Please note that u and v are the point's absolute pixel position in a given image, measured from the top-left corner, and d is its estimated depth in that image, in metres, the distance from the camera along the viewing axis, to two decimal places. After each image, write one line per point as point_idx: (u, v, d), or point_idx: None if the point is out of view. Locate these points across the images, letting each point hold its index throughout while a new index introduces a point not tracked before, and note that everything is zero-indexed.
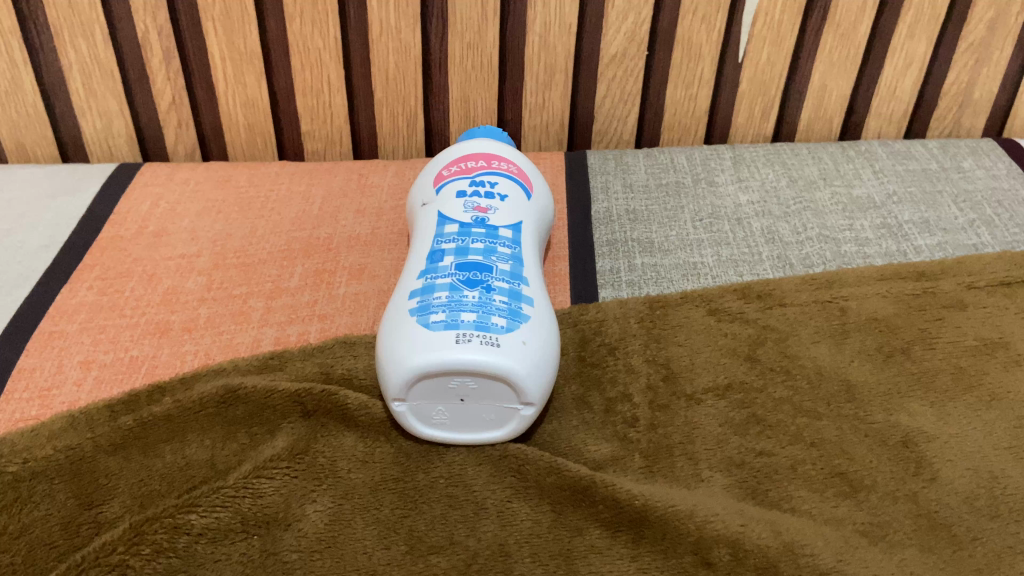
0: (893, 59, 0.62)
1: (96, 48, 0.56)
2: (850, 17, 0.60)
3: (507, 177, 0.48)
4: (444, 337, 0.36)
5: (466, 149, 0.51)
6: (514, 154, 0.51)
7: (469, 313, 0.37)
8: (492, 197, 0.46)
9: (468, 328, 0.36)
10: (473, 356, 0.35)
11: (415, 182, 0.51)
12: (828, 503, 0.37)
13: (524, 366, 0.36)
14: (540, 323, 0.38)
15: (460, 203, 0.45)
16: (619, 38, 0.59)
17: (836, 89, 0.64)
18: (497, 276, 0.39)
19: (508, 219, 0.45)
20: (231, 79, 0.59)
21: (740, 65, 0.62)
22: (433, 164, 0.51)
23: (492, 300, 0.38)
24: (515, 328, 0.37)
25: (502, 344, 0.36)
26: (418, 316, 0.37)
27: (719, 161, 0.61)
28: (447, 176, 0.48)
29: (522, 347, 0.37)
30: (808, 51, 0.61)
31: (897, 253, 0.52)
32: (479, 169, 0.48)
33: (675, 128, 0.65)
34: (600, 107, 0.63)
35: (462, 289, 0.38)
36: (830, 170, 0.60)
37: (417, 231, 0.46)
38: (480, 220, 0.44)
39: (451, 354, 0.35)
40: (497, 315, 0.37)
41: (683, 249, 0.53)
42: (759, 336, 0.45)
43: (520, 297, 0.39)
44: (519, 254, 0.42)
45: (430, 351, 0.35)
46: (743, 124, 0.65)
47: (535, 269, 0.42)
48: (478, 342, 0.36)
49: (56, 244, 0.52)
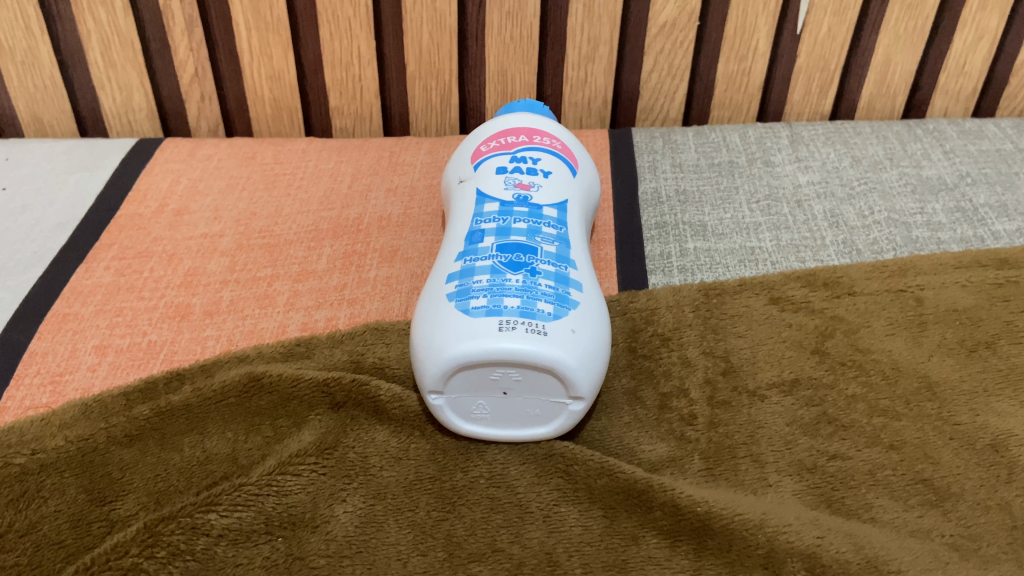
0: (963, 32, 0.58)
1: (116, 17, 0.53)
2: None
3: (551, 154, 0.44)
4: (485, 324, 0.32)
5: (504, 123, 0.47)
6: (558, 129, 0.48)
7: (514, 299, 0.33)
8: (535, 174, 0.42)
9: (512, 314, 0.33)
10: (518, 345, 0.32)
11: (450, 160, 0.48)
12: (912, 513, 0.33)
13: (574, 357, 0.33)
14: (591, 311, 0.35)
15: (501, 180, 0.42)
16: (669, 6, 0.56)
17: (901, 64, 0.59)
18: (543, 258, 0.36)
19: (552, 198, 0.41)
20: (257, 50, 0.56)
21: (798, 37, 0.58)
22: (468, 140, 0.47)
23: (538, 284, 0.34)
24: (563, 316, 0.33)
25: (550, 332, 0.33)
26: (458, 301, 0.34)
27: (774, 140, 0.57)
28: (486, 152, 0.45)
29: (571, 337, 0.33)
30: (873, 22, 0.57)
31: (974, 239, 0.48)
32: (520, 144, 0.44)
33: (725, 105, 0.61)
34: (646, 82, 0.60)
35: (505, 272, 0.35)
36: (896, 151, 0.55)
37: (454, 210, 0.42)
38: (523, 198, 0.40)
39: (494, 343, 0.32)
40: (544, 301, 0.34)
41: (739, 232, 0.49)
42: (827, 328, 0.41)
43: (567, 282, 0.35)
44: (566, 236, 0.39)
45: (472, 340, 0.32)
46: (799, 101, 0.61)
47: (583, 254, 0.39)
48: (523, 330, 0.32)
49: (72, 222, 0.49)
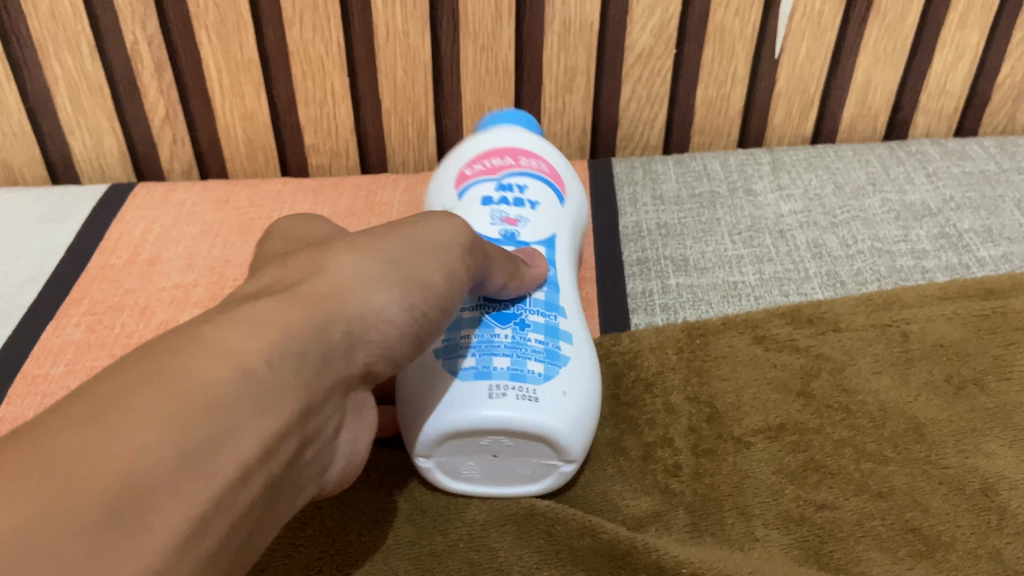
0: (943, 51, 0.57)
1: (83, 63, 0.53)
2: (897, 7, 0.55)
3: (537, 178, 0.43)
4: (474, 392, 0.31)
5: (487, 140, 0.45)
6: (545, 145, 0.46)
7: (504, 361, 0.32)
8: (522, 205, 0.41)
9: (502, 379, 0.32)
10: (509, 414, 0.31)
11: (434, 176, 0.46)
12: (902, 566, 0.32)
13: (566, 423, 0.32)
14: (582, 365, 0.34)
15: (487, 214, 0.41)
16: (645, 35, 0.55)
17: (881, 84, 0.59)
18: (532, 308, 0.35)
19: (539, 232, 0.41)
20: (228, 91, 0.55)
21: (776, 62, 0.57)
22: (451, 159, 0.46)
23: (527, 341, 0.34)
24: (553, 376, 0.32)
25: (541, 397, 0.32)
26: (445, 361, 0.33)
27: (756, 167, 0.56)
28: (471, 176, 0.43)
29: (563, 399, 0.32)
30: (851, 44, 0.57)
31: (959, 267, 0.47)
32: (505, 168, 0.43)
33: (705, 130, 0.60)
34: (624, 111, 0.59)
35: (494, 327, 0.34)
36: (879, 174, 0.54)
37: None
38: (509, 237, 0.40)
39: (484, 412, 0.31)
40: (534, 360, 0.33)
41: (721, 266, 0.48)
42: (812, 367, 0.41)
43: (557, 334, 0.35)
44: (555, 278, 0.38)
45: (461, 410, 0.31)
46: (779, 124, 0.60)
47: (572, 295, 0.38)
48: (514, 397, 0.31)
49: (42, 276, 0.48)
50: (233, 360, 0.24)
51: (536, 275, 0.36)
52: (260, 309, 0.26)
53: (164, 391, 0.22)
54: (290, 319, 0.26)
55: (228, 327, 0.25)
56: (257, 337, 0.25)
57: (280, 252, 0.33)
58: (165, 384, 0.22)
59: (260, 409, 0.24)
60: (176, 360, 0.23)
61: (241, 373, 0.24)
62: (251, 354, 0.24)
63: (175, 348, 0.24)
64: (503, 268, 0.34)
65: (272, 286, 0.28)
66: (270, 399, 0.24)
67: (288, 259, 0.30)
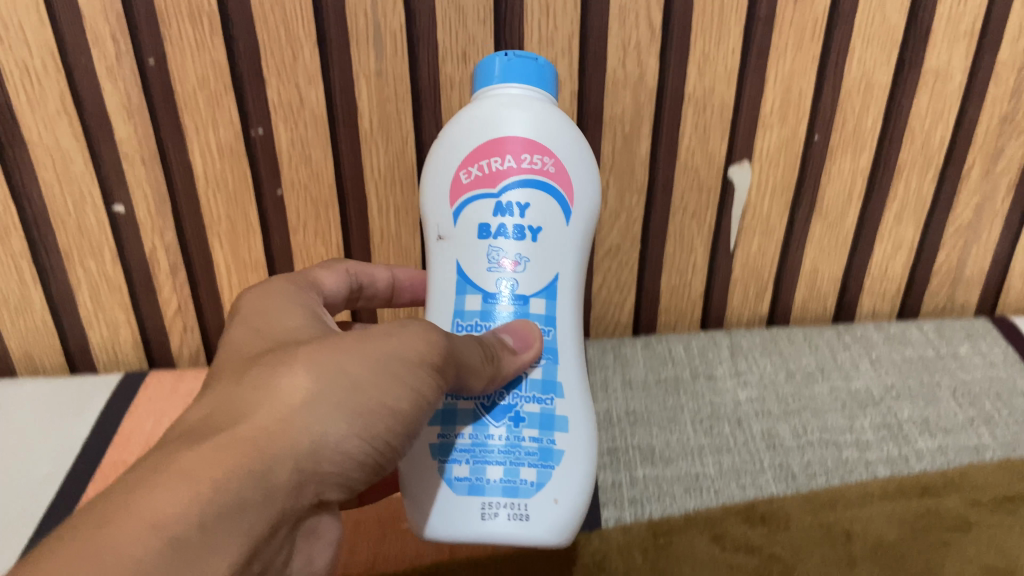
0: (882, 244, 0.64)
1: (105, 267, 0.58)
2: (837, 208, 0.62)
3: (541, 187, 0.38)
4: (467, 512, 0.34)
5: (488, 122, 0.38)
6: (557, 120, 0.39)
7: (497, 472, 0.34)
8: (523, 236, 0.37)
9: (495, 495, 0.34)
10: (501, 533, 0.34)
11: (427, 154, 0.41)
12: None
13: (557, 531, 0.34)
14: (575, 457, 0.36)
15: (484, 252, 0.38)
16: (613, 233, 0.62)
17: (828, 272, 0.65)
18: (527, 396, 0.36)
19: (537, 283, 0.38)
20: (236, 287, 0.60)
21: (732, 254, 0.64)
22: (444, 138, 0.39)
23: (521, 442, 0.35)
24: (544, 485, 0.35)
25: (532, 512, 0.34)
26: (441, 464, 0.35)
27: (716, 351, 0.61)
28: (466, 186, 0.38)
29: (552, 506, 0.35)
30: (798, 239, 0.63)
31: (899, 459, 0.52)
32: (504, 175, 0.37)
33: (671, 311, 0.66)
34: (596, 296, 0.65)
35: (488, 425, 0.35)
36: (827, 361, 0.60)
37: (435, 277, 0.39)
38: (508, 288, 0.37)
39: (479, 531, 0.34)
40: (527, 468, 0.35)
41: (684, 457, 0.53)
42: (764, 569, 0.45)
43: (552, 425, 0.36)
44: (554, 343, 0.38)
45: (456, 529, 0.34)
46: (738, 306, 0.66)
47: (572, 356, 0.38)
48: (506, 517, 0.34)
49: (60, 472, 0.53)
50: (155, 529, 0.27)
51: (519, 363, 0.35)
52: (191, 461, 0.29)
53: (94, 561, 0.25)
54: (222, 473, 0.29)
55: (158, 489, 0.27)
56: (182, 501, 0.27)
57: (249, 356, 0.35)
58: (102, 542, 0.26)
59: (187, 572, 0.27)
60: (108, 528, 0.26)
61: (164, 541, 0.26)
62: (174, 518, 0.27)
63: (119, 501, 0.27)
64: (480, 376, 0.34)
65: (220, 422, 0.31)
66: (196, 563, 0.27)
67: (244, 374, 0.33)
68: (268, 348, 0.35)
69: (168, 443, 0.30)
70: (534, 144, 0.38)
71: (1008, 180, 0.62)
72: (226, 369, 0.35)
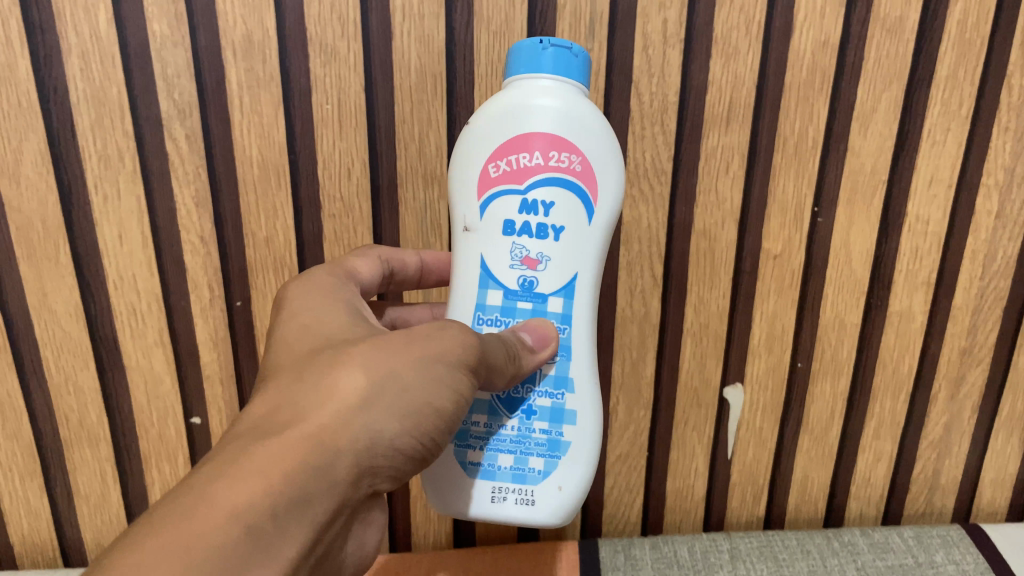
0: (863, 455, 0.72)
1: (177, 469, 0.67)
2: (821, 423, 0.70)
3: (565, 184, 0.43)
4: (481, 494, 0.44)
5: (519, 121, 0.43)
6: (586, 110, 0.44)
7: (508, 460, 0.44)
8: (545, 235, 0.43)
9: (506, 482, 0.44)
10: (509, 515, 0.44)
11: (459, 133, 0.46)
12: None
13: (557, 512, 0.44)
14: (580, 447, 0.45)
15: (508, 248, 0.44)
16: (622, 442, 0.70)
17: (817, 478, 0.72)
18: (539, 394, 0.44)
19: (556, 282, 0.44)
20: None
21: (729, 461, 0.71)
22: (476, 125, 0.44)
23: (531, 435, 0.44)
24: (550, 473, 0.44)
25: (536, 496, 0.44)
26: (463, 450, 0.44)
27: (717, 554, 0.68)
28: (495, 181, 0.44)
29: (556, 492, 0.44)
30: (788, 450, 0.71)
31: None
32: (530, 172, 0.43)
33: (676, 510, 0.73)
34: (608, 496, 0.72)
35: (504, 419, 0.44)
36: (818, 568, 0.66)
37: (459, 266, 0.45)
38: (528, 283, 0.44)
39: (492, 512, 0.44)
40: (535, 458, 0.44)
41: None
42: None
43: (561, 419, 0.45)
44: (568, 341, 0.45)
45: (472, 506, 0.44)
46: (737, 506, 0.73)
47: (585, 351, 0.45)
48: (513, 501, 0.44)
49: None
50: (234, 518, 0.31)
51: (537, 360, 0.42)
52: (262, 457, 0.34)
53: (183, 546, 0.30)
54: (291, 469, 0.34)
55: (237, 485, 0.32)
56: (257, 494, 0.32)
57: (304, 351, 0.40)
58: (188, 531, 0.30)
59: (263, 557, 0.31)
60: (196, 517, 0.31)
61: (243, 530, 0.31)
62: (252, 508, 0.32)
63: (201, 497, 0.32)
64: (505, 374, 0.41)
65: (285, 418, 0.36)
66: (270, 549, 0.32)
67: (303, 372, 0.38)
68: (320, 345, 0.40)
69: (242, 437, 0.35)
70: (561, 143, 0.43)
71: (971, 402, 0.70)
72: (286, 361, 0.40)
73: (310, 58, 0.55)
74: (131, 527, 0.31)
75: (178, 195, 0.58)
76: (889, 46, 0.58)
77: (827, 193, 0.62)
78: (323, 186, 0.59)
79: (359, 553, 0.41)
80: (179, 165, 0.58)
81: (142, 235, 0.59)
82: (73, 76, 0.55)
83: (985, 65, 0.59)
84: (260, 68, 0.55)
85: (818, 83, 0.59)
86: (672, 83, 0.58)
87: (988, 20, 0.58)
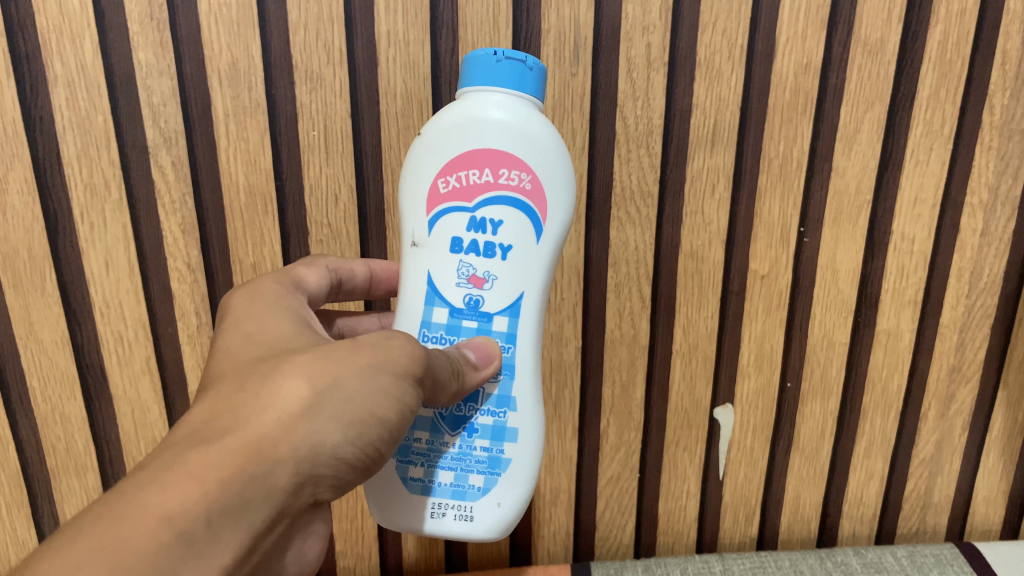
0: (855, 473, 0.72)
1: None
2: (812, 442, 0.70)
3: (513, 203, 0.43)
4: (419, 511, 0.42)
5: (471, 138, 0.43)
6: (539, 130, 0.43)
7: (448, 477, 0.43)
8: (492, 253, 0.43)
9: (445, 498, 0.43)
10: (447, 530, 0.42)
11: (412, 145, 0.45)
12: None
13: (496, 529, 0.43)
14: (520, 464, 0.43)
15: (455, 266, 0.43)
16: (614, 463, 0.69)
17: (810, 498, 0.72)
18: (482, 411, 0.43)
19: (501, 301, 0.43)
20: None
21: (721, 481, 0.71)
22: (428, 139, 0.44)
23: (472, 451, 0.43)
24: (489, 490, 0.43)
25: (475, 512, 0.43)
26: (402, 465, 0.43)
27: None
28: (445, 198, 0.43)
29: (495, 509, 0.43)
30: (780, 469, 0.71)
31: None
32: (480, 190, 0.43)
33: (668, 531, 0.73)
34: (601, 517, 0.71)
35: (445, 433, 0.43)
36: None
37: (405, 281, 0.45)
38: (474, 300, 0.43)
39: (429, 528, 0.42)
40: (475, 475, 0.43)
41: None
42: None
43: (502, 436, 0.43)
44: (512, 360, 0.44)
45: (412, 523, 0.43)
46: (729, 526, 0.73)
47: (529, 370, 0.45)
48: (452, 517, 0.42)
49: None
50: (165, 524, 0.30)
51: (480, 378, 0.41)
52: (197, 463, 0.32)
53: (110, 549, 0.28)
54: (225, 476, 0.32)
55: (169, 490, 0.31)
56: (189, 499, 0.31)
57: (248, 360, 0.38)
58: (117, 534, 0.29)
59: (193, 563, 0.30)
60: (124, 522, 0.29)
61: (172, 535, 0.29)
62: (184, 514, 0.30)
63: (133, 500, 0.30)
64: (448, 390, 0.40)
65: (224, 425, 0.34)
66: (200, 555, 0.30)
67: (247, 378, 0.36)
68: (266, 354, 0.39)
69: (178, 444, 0.33)
70: (512, 162, 0.43)
71: (962, 420, 0.71)
72: (229, 369, 0.38)
73: (296, 85, 0.56)
74: (57, 532, 0.29)
75: (164, 222, 0.58)
76: (870, 67, 0.59)
77: (813, 213, 0.63)
78: (310, 211, 0.59)
79: (302, 564, 0.39)
80: (166, 192, 0.58)
81: (129, 263, 0.59)
82: (59, 105, 0.55)
83: (967, 84, 0.60)
84: (246, 95, 0.56)
85: (802, 105, 0.59)
86: (657, 106, 0.58)
87: (968, 41, 0.59)
